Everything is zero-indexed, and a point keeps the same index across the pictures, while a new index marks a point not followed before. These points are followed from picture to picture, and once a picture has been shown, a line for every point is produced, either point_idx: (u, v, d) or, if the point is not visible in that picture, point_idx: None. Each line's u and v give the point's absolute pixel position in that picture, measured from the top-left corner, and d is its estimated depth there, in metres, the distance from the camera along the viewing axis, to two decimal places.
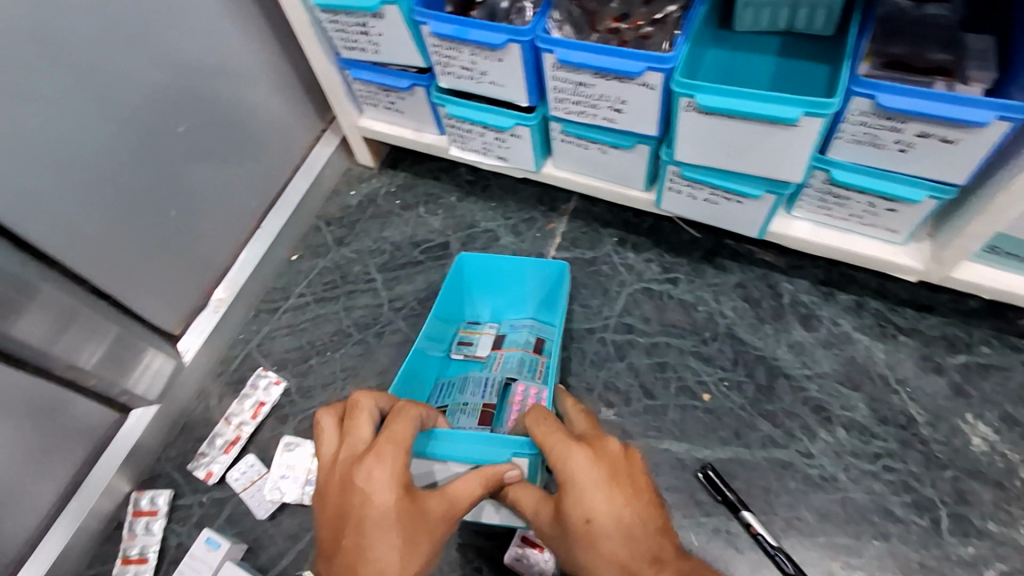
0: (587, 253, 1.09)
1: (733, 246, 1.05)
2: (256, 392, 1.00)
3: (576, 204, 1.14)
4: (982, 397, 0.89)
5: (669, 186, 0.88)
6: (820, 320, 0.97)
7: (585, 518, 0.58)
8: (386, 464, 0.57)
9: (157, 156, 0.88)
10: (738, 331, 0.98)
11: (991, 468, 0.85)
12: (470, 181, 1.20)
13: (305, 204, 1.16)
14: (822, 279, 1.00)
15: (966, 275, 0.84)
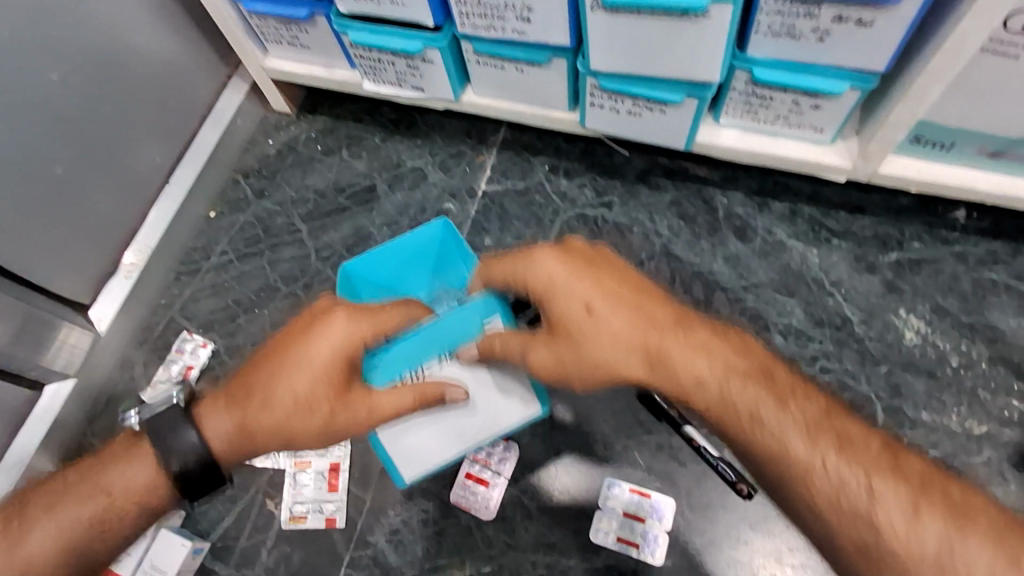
0: (518, 183, 1.04)
1: (667, 164, 1.01)
2: (182, 356, 0.98)
3: (505, 133, 1.08)
4: (914, 292, 0.90)
5: (591, 102, 0.84)
6: (754, 231, 0.96)
7: (584, 308, 0.62)
8: (306, 369, 0.63)
9: (27, 112, 0.79)
10: (674, 249, 0.96)
11: (923, 359, 0.86)
12: (394, 120, 1.12)
13: (216, 155, 1.08)
14: (757, 189, 0.98)
15: (892, 169, 0.83)
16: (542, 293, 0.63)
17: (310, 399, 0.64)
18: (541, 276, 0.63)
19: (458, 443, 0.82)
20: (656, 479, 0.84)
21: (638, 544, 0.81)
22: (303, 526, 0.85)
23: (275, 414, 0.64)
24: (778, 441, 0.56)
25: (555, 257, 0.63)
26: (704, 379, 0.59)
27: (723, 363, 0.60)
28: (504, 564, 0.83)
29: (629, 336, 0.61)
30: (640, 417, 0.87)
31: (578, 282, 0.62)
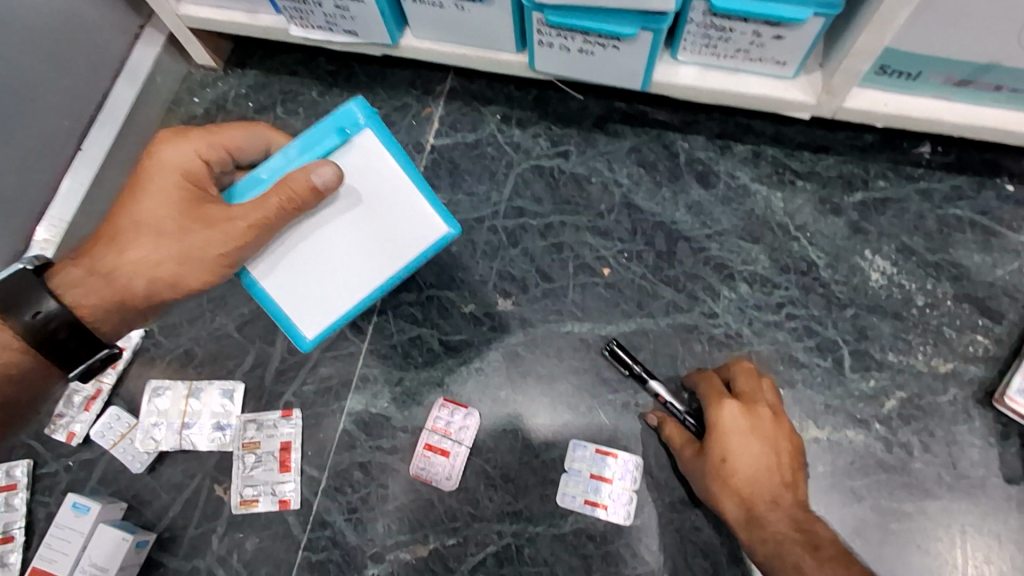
0: (469, 135, 0.98)
1: (625, 108, 0.96)
2: None
3: (452, 82, 1.00)
4: (879, 232, 0.87)
5: (539, 41, 0.77)
6: (717, 176, 0.92)
7: (721, 459, 0.70)
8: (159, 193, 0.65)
9: None
10: (634, 199, 0.92)
11: (889, 301, 0.84)
12: (331, 71, 1.03)
13: (134, 117, 0.98)
14: (718, 132, 0.93)
15: (858, 103, 0.79)
16: (727, 438, 0.70)
17: (166, 217, 0.65)
18: (736, 443, 0.69)
19: (355, 281, 0.66)
20: (622, 438, 0.82)
21: (605, 506, 0.79)
22: (255, 509, 0.81)
23: (143, 245, 0.65)
24: (780, 559, 0.65)
25: (744, 419, 0.70)
26: (730, 499, 0.69)
27: (770, 517, 0.68)
28: (468, 535, 0.80)
29: (733, 485, 0.69)
30: (604, 376, 0.84)
31: (751, 444, 0.69)
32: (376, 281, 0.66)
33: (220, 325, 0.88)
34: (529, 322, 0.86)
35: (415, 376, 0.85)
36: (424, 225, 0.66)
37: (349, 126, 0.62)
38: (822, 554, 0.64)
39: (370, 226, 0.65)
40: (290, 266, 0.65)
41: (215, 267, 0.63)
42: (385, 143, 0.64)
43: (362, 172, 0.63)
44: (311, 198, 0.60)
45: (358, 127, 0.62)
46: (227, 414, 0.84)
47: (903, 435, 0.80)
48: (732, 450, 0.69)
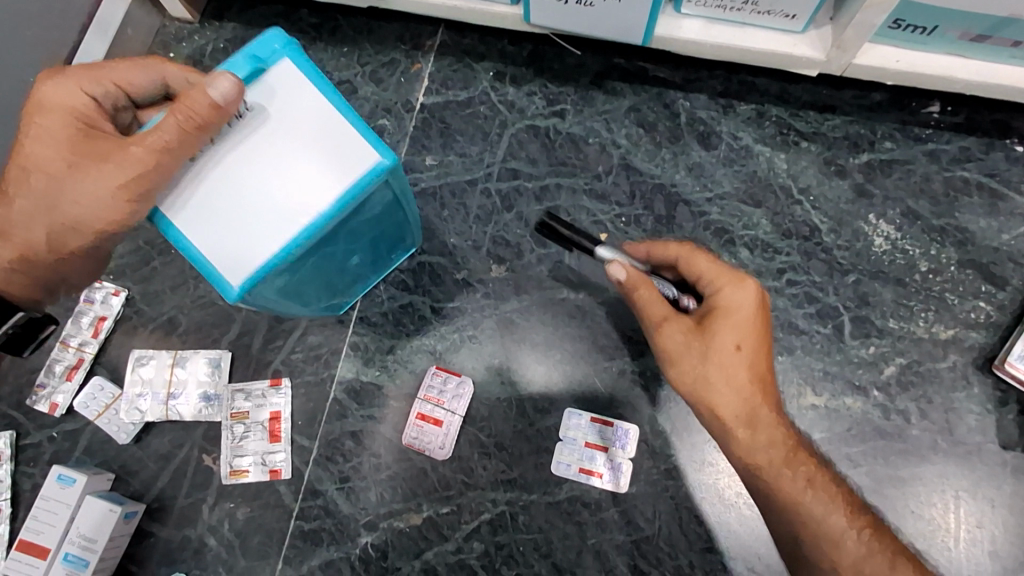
0: (461, 93, 0.93)
1: (624, 65, 0.91)
2: (93, 307, 0.85)
3: (443, 37, 0.95)
4: (884, 196, 0.85)
5: None
6: (719, 137, 0.88)
7: (735, 347, 0.60)
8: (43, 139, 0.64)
9: None
10: (633, 160, 0.88)
11: (892, 266, 0.82)
12: (315, 24, 0.98)
13: None
14: (721, 91, 0.90)
15: (868, 60, 0.75)
16: (738, 324, 0.60)
17: (57, 156, 0.63)
18: (739, 331, 0.60)
19: (285, 214, 0.58)
20: (618, 407, 0.80)
21: (600, 475, 0.78)
22: (245, 480, 0.80)
23: (35, 189, 0.64)
24: (780, 480, 0.61)
25: (755, 306, 0.61)
26: (721, 386, 0.60)
27: (768, 425, 0.61)
28: (462, 504, 0.79)
29: (730, 374, 0.60)
30: (600, 343, 0.82)
31: (755, 336, 0.60)
32: (309, 215, 0.58)
33: (205, 294, 0.86)
34: (524, 288, 0.84)
35: (407, 344, 0.83)
36: (354, 154, 0.58)
37: (265, 55, 0.57)
38: (821, 479, 0.62)
39: (293, 155, 0.57)
40: (208, 202, 0.58)
41: (113, 200, 0.61)
42: (306, 73, 0.58)
43: (288, 105, 0.58)
44: (213, 117, 0.55)
45: (275, 57, 0.58)
46: (214, 383, 0.82)
47: (901, 402, 0.79)
48: (735, 339, 0.60)
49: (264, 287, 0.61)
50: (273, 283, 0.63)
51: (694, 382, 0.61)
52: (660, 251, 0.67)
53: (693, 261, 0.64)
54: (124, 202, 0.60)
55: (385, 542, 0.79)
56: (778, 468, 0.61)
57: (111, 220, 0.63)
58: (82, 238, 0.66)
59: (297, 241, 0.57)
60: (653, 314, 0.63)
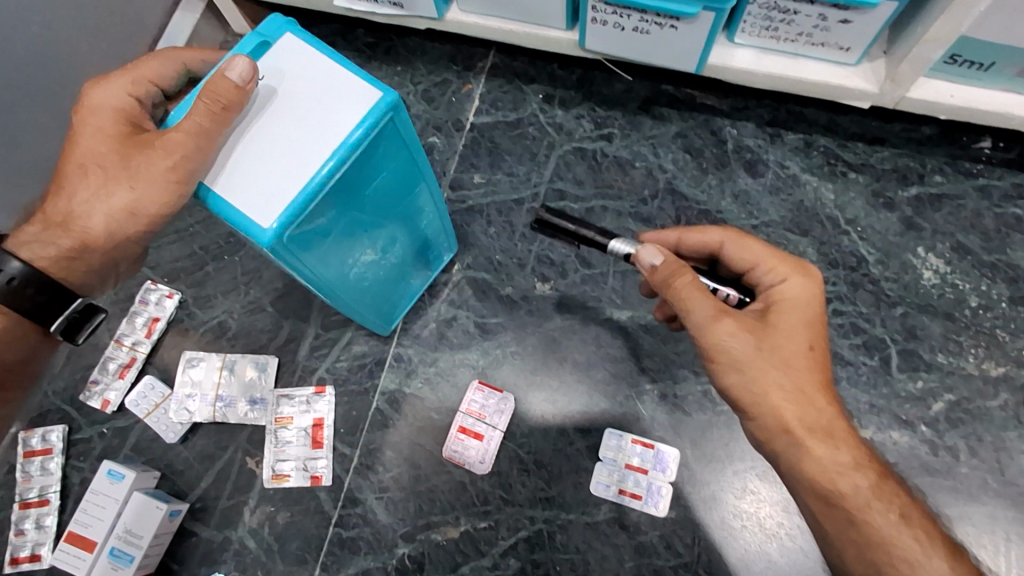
0: (510, 115, 0.95)
1: (672, 92, 0.93)
2: (147, 308, 0.88)
3: (494, 59, 0.98)
4: (934, 229, 0.84)
5: (592, 18, 0.75)
6: (766, 165, 0.89)
7: (810, 351, 0.57)
8: (91, 137, 0.63)
9: None
10: (679, 185, 0.89)
11: (941, 300, 0.82)
12: (370, 44, 1.01)
13: None
14: (768, 120, 0.90)
15: (921, 94, 0.76)
16: (807, 317, 0.57)
17: (107, 151, 0.62)
18: (805, 325, 0.57)
19: (304, 155, 0.52)
20: (659, 430, 0.80)
21: (640, 497, 0.78)
22: (287, 484, 0.81)
23: (88, 184, 0.62)
24: (869, 510, 0.56)
25: (817, 298, 0.58)
26: (789, 388, 0.56)
27: (846, 441, 0.57)
28: (500, 520, 0.79)
29: (800, 375, 0.57)
30: (642, 365, 0.82)
31: (818, 329, 0.58)
32: (325, 153, 0.52)
33: (256, 300, 0.89)
34: (567, 307, 0.85)
35: (450, 357, 0.84)
36: (360, 92, 0.53)
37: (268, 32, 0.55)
38: (914, 514, 0.56)
39: (306, 105, 0.53)
40: (231, 163, 0.53)
41: (164, 184, 0.59)
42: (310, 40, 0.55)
43: (296, 65, 0.54)
44: (236, 98, 0.52)
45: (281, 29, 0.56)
46: (260, 387, 0.84)
47: (950, 438, 0.78)
48: (802, 331, 0.57)
49: (293, 245, 0.54)
50: (299, 244, 0.55)
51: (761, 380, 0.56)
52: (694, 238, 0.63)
53: (740, 248, 0.61)
54: (173, 184, 0.58)
55: (422, 555, 0.79)
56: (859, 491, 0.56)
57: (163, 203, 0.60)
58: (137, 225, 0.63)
59: (320, 178, 0.51)
60: (704, 309, 0.56)
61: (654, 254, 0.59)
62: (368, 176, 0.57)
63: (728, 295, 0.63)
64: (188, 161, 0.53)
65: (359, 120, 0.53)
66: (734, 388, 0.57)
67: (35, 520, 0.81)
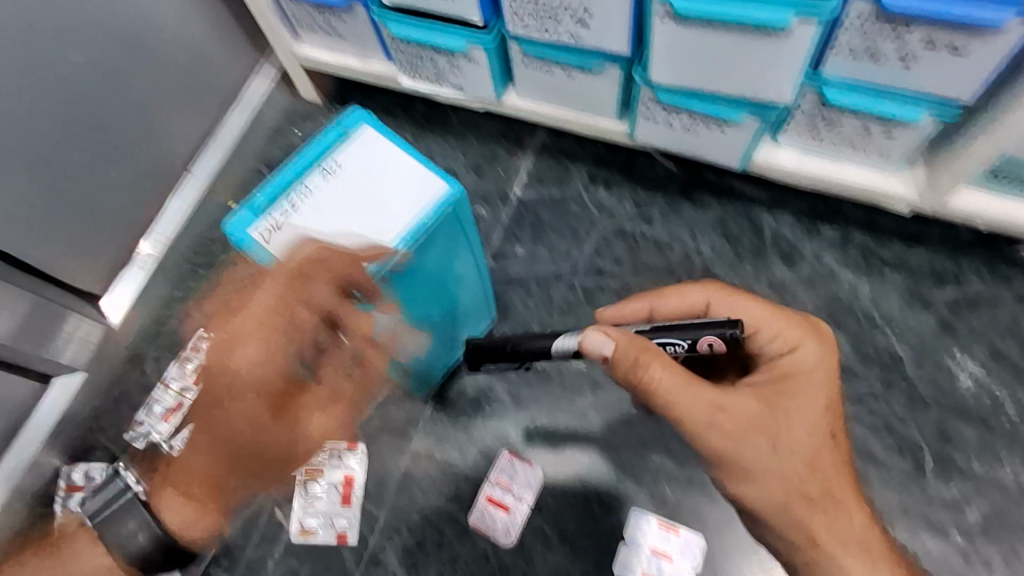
0: (555, 191, 1.00)
1: (713, 180, 0.96)
2: (195, 353, 0.92)
3: (542, 137, 1.03)
4: (970, 332, 0.85)
5: (642, 112, 0.79)
6: (802, 257, 0.91)
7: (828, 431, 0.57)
8: (237, 358, 0.61)
9: (43, 91, 0.74)
10: (715, 270, 0.92)
11: (977, 405, 0.82)
12: (427, 116, 1.07)
13: (242, 142, 1.03)
14: (806, 212, 0.93)
15: (960, 204, 0.78)
16: (820, 388, 0.57)
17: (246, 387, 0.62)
18: (821, 397, 0.56)
19: (377, 233, 0.60)
20: (686, 516, 0.80)
21: None
22: (314, 539, 0.82)
23: (241, 405, 0.63)
24: None
25: (832, 367, 0.57)
26: (802, 464, 0.55)
27: (880, 554, 0.57)
28: None
29: (825, 476, 0.56)
30: (672, 447, 0.83)
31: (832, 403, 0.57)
32: (394, 234, 0.60)
33: None
34: (600, 383, 0.86)
35: (481, 423, 0.86)
36: (424, 184, 0.62)
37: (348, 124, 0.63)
38: None
39: (377, 189, 0.62)
40: (307, 232, 0.60)
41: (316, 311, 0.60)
42: (384, 132, 0.64)
43: (367, 155, 0.63)
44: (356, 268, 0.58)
45: (358, 120, 0.65)
46: None
47: (985, 550, 0.76)
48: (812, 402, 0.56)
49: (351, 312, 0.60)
50: (360, 311, 0.62)
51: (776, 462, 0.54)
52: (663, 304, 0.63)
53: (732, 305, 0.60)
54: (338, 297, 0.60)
55: None
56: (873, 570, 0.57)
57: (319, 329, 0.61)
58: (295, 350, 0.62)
59: (389, 256, 0.59)
60: (705, 409, 0.54)
61: (600, 339, 0.55)
62: (423, 261, 0.64)
63: (710, 342, 0.52)
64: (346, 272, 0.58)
65: (423, 208, 0.61)
66: (748, 471, 0.55)
67: None
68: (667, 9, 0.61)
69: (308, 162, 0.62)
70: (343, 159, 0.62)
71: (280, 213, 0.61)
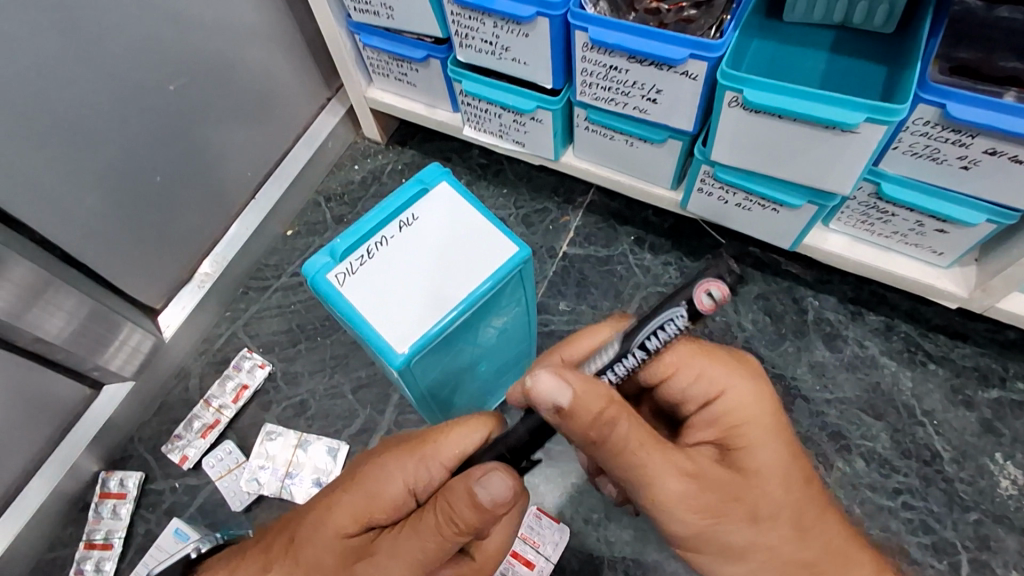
0: (601, 250, 1.02)
1: (758, 255, 0.98)
2: (239, 373, 0.94)
3: (593, 196, 1.06)
4: (1014, 436, 0.83)
5: (699, 188, 0.81)
6: (844, 341, 0.91)
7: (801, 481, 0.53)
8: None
9: (134, 120, 0.77)
10: (756, 346, 0.92)
11: (1018, 513, 0.80)
12: (482, 165, 1.11)
13: (305, 175, 1.08)
14: (851, 297, 0.93)
15: (1010, 307, 0.78)
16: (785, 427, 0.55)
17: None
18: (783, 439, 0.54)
19: (443, 291, 0.62)
20: None
21: None
22: None
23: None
24: None
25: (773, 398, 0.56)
26: (785, 530, 0.51)
27: None
28: None
29: (815, 523, 0.52)
30: None
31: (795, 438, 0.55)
32: (460, 294, 0.62)
33: (337, 384, 0.94)
34: None
35: None
36: (495, 248, 0.64)
37: (429, 179, 0.68)
38: None
39: (448, 249, 0.65)
40: (376, 283, 0.63)
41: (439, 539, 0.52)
42: (460, 194, 0.68)
43: (443, 213, 0.66)
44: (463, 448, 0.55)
45: (437, 179, 0.68)
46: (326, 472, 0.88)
47: None
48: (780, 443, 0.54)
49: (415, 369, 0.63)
50: (418, 366, 0.64)
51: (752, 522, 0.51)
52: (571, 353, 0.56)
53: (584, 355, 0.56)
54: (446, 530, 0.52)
55: None
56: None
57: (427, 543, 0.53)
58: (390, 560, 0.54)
59: (453, 314, 0.61)
60: (674, 477, 0.49)
61: (500, 489, 0.49)
62: (481, 317, 0.67)
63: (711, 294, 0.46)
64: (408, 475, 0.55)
65: (490, 272, 0.63)
66: (731, 546, 0.51)
67: (95, 563, 0.86)
68: (737, 98, 0.64)
69: (387, 214, 0.66)
70: (418, 215, 0.66)
71: (357, 259, 0.64)
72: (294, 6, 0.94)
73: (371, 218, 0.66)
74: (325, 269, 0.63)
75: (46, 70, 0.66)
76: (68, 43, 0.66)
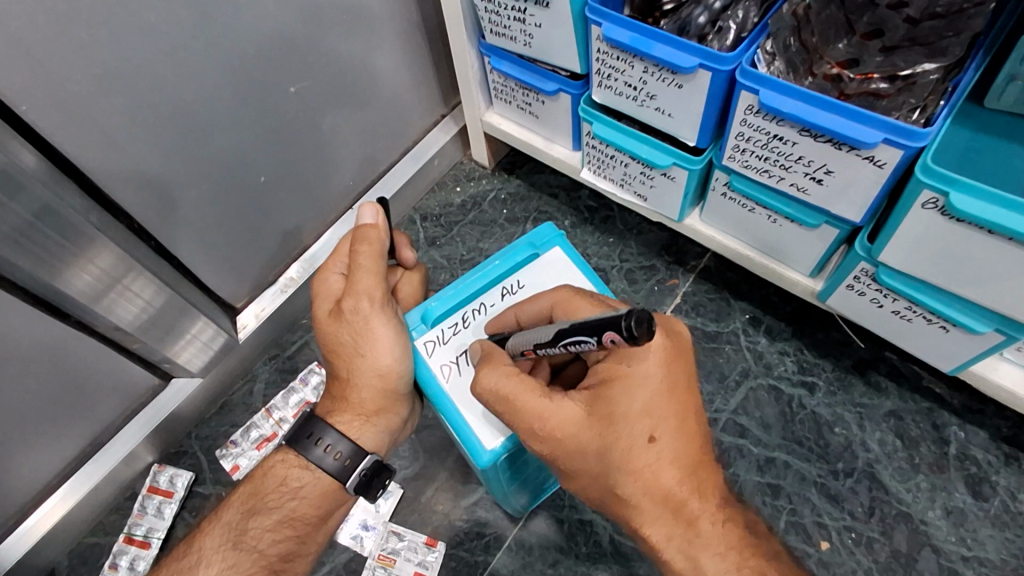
0: (709, 324, 0.90)
1: (895, 363, 0.84)
2: (304, 388, 0.92)
3: (709, 262, 0.95)
4: None
5: (848, 284, 0.70)
6: (993, 488, 0.77)
7: (648, 435, 0.49)
8: (624, 413, 0.49)
9: (252, 120, 0.74)
10: (880, 472, 0.79)
11: None
12: (591, 208, 1.02)
13: (406, 190, 1.03)
14: (1005, 435, 0.79)
15: None
16: (632, 389, 0.50)
17: (637, 505, 0.50)
18: (637, 405, 0.49)
19: None
20: None
21: None
22: None
23: (560, 407, 0.51)
24: None
25: (666, 370, 0.50)
26: (686, 511, 0.51)
27: None
28: None
29: (707, 479, 0.52)
30: None
31: (662, 403, 0.50)
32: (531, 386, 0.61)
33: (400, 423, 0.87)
34: None
35: (574, 566, 0.79)
36: None
37: (541, 243, 0.65)
38: None
39: None
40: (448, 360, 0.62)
41: (594, 489, 0.52)
42: (573, 261, 0.65)
43: (550, 280, 0.64)
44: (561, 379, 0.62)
45: (549, 245, 0.65)
46: (376, 514, 0.83)
47: None
48: (613, 403, 0.50)
49: (500, 464, 0.61)
50: (505, 463, 0.62)
51: (579, 456, 0.51)
52: (529, 308, 0.58)
53: (570, 307, 0.56)
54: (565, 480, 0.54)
55: None
56: (705, 547, 0.51)
57: (591, 496, 0.53)
58: (635, 516, 0.51)
59: None
60: (597, 429, 0.50)
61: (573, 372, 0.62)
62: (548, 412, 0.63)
63: (613, 339, 0.44)
64: (635, 490, 0.50)
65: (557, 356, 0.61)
66: (624, 496, 0.50)
67: (130, 560, 0.84)
68: (938, 200, 0.53)
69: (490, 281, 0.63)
70: (523, 278, 0.64)
71: (448, 327, 0.63)
72: (426, 15, 0.89)
73: (473, 281, 0.64)
74: (416, 333, 0.63)
75: (175, 61, 0.62)
76: (196, 36, 0.63)
